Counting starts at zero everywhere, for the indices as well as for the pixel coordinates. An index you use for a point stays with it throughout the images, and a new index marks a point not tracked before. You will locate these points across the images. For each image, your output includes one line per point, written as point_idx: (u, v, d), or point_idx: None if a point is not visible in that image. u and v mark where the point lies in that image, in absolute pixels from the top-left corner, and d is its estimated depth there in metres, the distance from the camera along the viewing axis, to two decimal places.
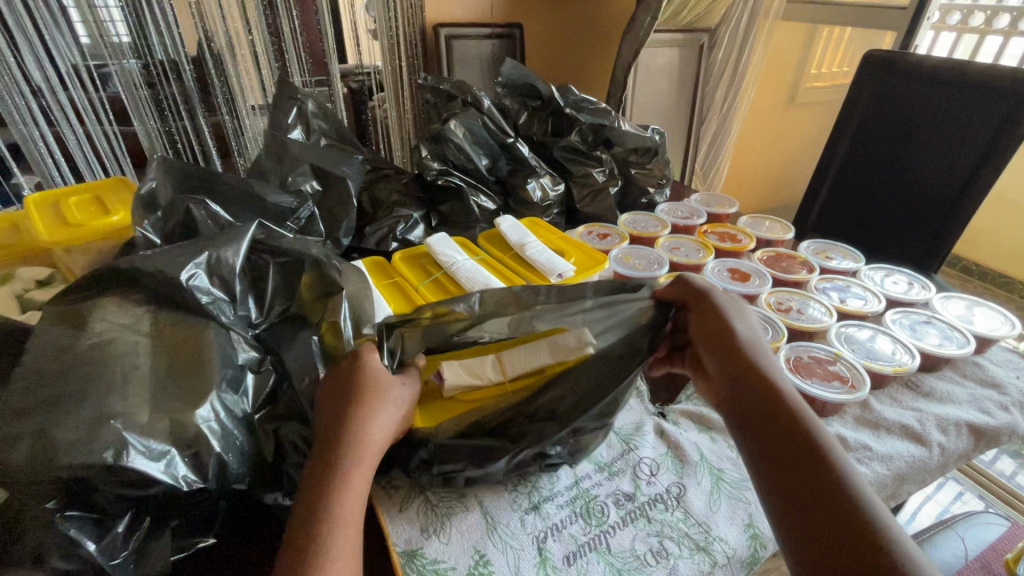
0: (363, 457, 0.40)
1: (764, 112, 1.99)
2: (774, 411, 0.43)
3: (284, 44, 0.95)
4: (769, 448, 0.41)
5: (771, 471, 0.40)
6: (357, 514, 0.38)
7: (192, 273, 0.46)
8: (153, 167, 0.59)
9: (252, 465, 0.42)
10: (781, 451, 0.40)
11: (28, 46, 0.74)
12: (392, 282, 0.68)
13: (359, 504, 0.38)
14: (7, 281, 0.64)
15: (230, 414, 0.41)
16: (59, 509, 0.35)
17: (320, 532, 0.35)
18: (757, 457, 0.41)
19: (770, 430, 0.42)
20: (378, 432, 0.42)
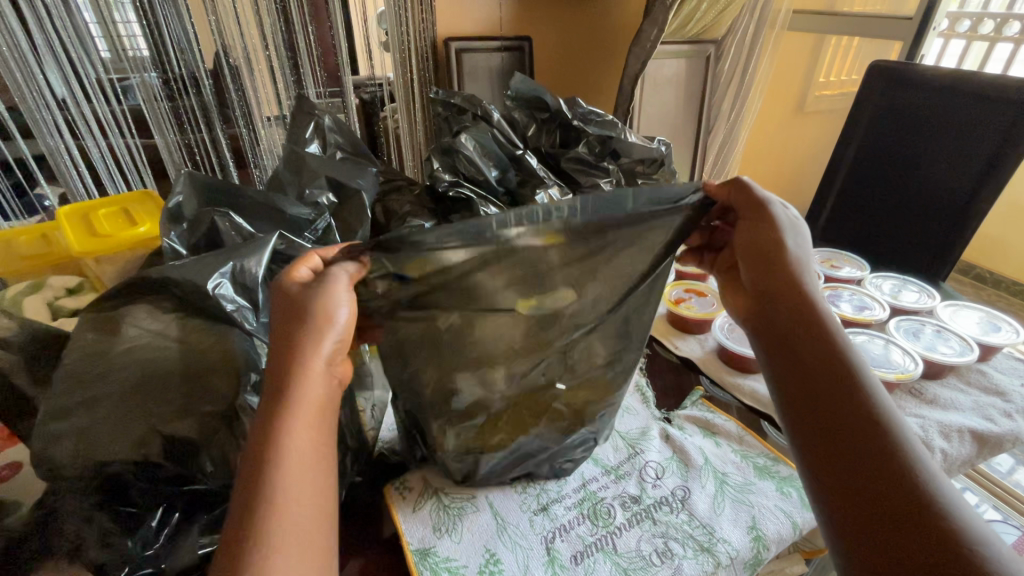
0: (299, 396, 0.37)
1: (772, 120, 2.00)
2: (814, 350, 0.45)
3: (300, 59, 0.98)
4: (808, 386, 0.43)
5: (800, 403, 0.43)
6: (301, 457, 0.36)
7: (218, 282, 0.45)
8: (180, 180, 0.62)
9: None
10: (821, 391, 0.43)
11: (55, 63, 0.79)
12: None
13: (305, 434, 0.36)
14: (38, 288, 0.67)
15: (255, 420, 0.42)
16: (98, 504, 0.38)
17: (266, 470, 0.34)
18: (799, 393, 0.43)
19: (814, 371, 0.44)
20: (315, 371, 0.39)
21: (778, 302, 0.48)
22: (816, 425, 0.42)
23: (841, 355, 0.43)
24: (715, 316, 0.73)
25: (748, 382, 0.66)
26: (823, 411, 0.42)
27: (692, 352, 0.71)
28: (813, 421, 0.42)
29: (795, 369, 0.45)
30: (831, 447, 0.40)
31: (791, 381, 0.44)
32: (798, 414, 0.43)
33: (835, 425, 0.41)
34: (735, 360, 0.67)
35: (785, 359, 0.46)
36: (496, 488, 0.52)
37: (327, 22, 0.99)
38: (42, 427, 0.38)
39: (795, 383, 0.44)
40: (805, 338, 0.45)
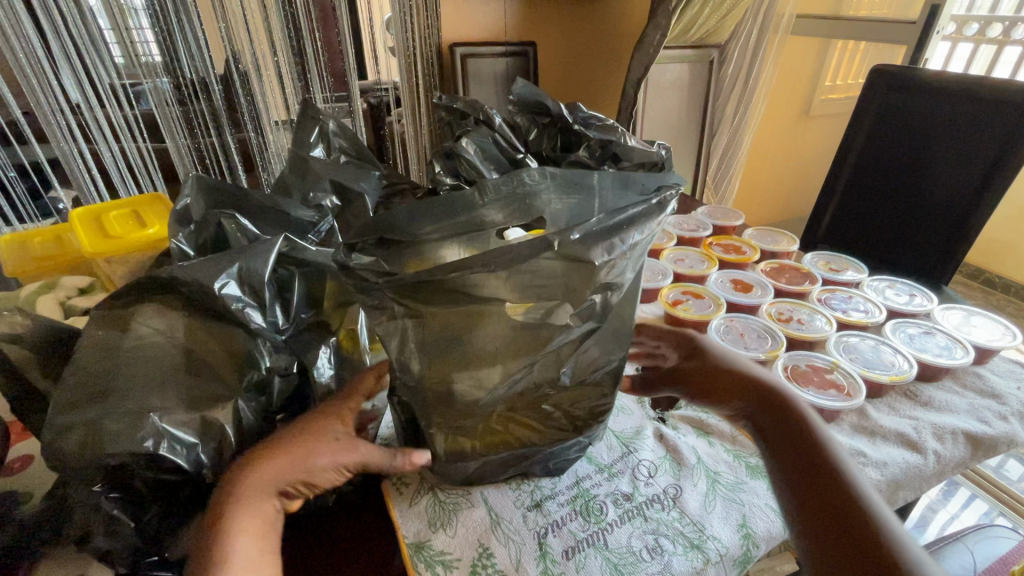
0: (271, 479, 0.42)
1: (778, 123, 2.00)
2: (801, 444, 0.47)
3: (307, 64, 1.00)
4: (817, 500, 0.43)
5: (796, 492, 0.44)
6: (253, 539, 0.39)
7: (225, 282, 0.46)
8: (188, 183, 0.63)
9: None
10: (828, 505, 0.42)
11: (70, 69, 0.81)
12: None
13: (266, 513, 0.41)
14: (52, 287, 0.70)
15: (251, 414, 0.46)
16: (103, 491, 0.39)
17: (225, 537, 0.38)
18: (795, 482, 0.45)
19: (814, 482, 0.44)
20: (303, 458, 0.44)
21: (770, 418, 0.49)
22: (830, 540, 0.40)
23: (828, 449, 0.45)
24: (712, 317, 0.74)
25: None
26: (820, 504, 0.42)
27: None
28: (827, 537, 0.41)
29: (803, 483, 0.44)
30: (848, 561, 0.39)
31: (801, 494, 0.44)
32: (814, 530, 0.42)
33: (853, 537, 0.40)
34: None
35: (789, 472, 0.46)
36: (491, 484, 0.53)
37: (334, 28, 1.01)
38: (53, 419, 0.40)
39: (804, 497, 0.44)
40: (802, 450, 0.46)
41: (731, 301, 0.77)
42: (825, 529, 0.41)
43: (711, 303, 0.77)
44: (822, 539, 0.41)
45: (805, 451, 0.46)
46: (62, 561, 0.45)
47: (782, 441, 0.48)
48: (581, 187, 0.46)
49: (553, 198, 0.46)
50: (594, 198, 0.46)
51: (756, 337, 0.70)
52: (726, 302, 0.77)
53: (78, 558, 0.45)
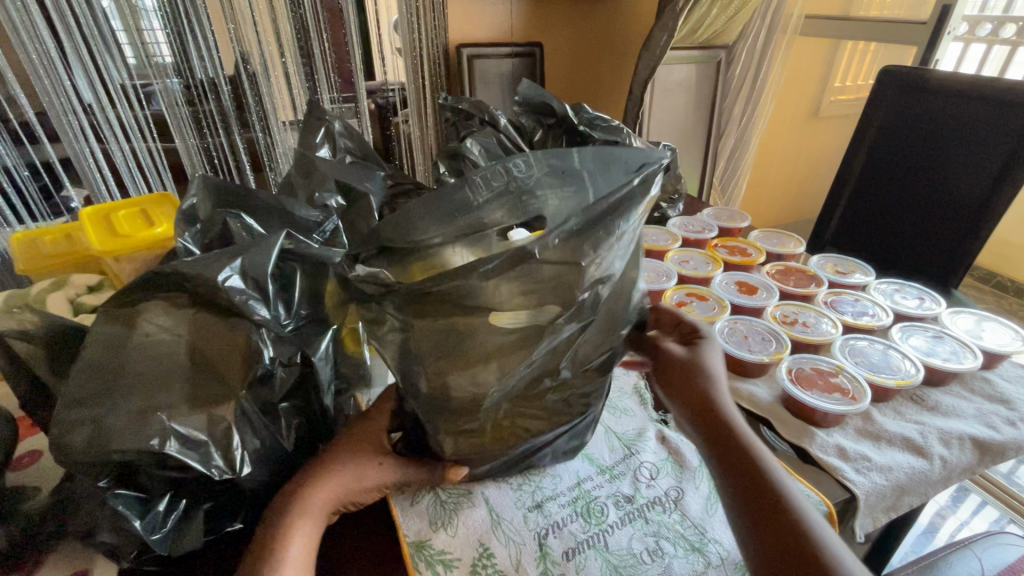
0: (324, 497, 0.45)
1: (786, 125, 1.99)
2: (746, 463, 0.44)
3: (315, 65, 1.01)
4: (746, 490, 0.42)
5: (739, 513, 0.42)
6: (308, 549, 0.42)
7: (229, 274, 0.46)
8: (194, 183, 0.64)
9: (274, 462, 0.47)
10: (755, 494, 0.42)
11: (82, 69, 0.82)
12: None
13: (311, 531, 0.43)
14: (61, 285, 0.71)
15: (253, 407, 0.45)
16: (110, 488, 0.40)
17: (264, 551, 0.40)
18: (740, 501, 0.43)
19: (742, 473, 0.44)
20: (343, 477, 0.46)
21: (699, 404, 0.48)
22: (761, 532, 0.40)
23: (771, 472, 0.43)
24: (716, 320, 0.73)
25: (747, 386, 0.66)
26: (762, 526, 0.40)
27: None
28: (758, 530, 0.40)
29: (731, 471, 0.44)
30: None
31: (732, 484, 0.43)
32: (748, 522, 0.41)
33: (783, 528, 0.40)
34: (734, 365, 0.68)
35: (719, 461, 0.45)
36: (492, 484, 0.53)
37: (341, 30, 1.01)
38: (62, 414, 0.41)
39: (734, 487, 0.43)
40: (727, 440, 0.46)
41: (735, 303, 0.77)
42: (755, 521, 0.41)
43: (716, 305, 0.77)
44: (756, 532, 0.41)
45: (731, 440, 0.45)
46: (69, 554, 0.46)
47: (710, 431, 0.47)
48: (572, 177, 0.44)
49: (549, 192, 0.44)
50: (586, 189, 0.43)
51: (760, 339, 0.70)
52: (730, 304, 0.77)
53: (86, 551, 0.46)
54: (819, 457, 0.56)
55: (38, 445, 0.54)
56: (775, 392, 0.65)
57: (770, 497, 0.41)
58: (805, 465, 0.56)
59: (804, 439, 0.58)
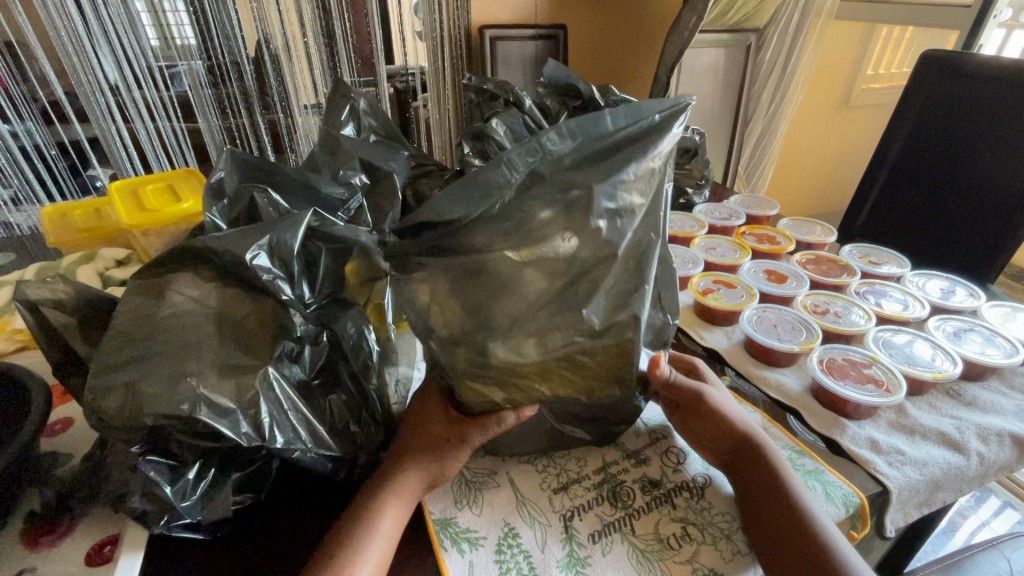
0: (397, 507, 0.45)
1: (814, 113, 1.93)
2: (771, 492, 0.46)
3: (336, 45, 1.00)
4: (763, 509, 0.46)
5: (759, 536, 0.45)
6: (391, 532, 0.44)
7: (256, 253, 0.47)
8: (222, 158, 0.64)
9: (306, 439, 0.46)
10: (776, 514, 0.45)
11: (108, 49, 0.83)
12: None
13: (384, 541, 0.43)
14: (91, 259, 0.73)
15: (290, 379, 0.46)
16: (142, 453, 0.40)
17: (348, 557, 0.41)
18: (761, 524, 0.45)
19: (767, 494, 0.46)
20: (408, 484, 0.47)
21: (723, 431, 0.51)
22: (776, 549, 0.43)
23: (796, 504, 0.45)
24: (744, 308, 0.72)
25: (775, 375, 0.64)
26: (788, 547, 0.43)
27: (718, 343, 0.70)
28: (771, 549, 0.44)
29: (755, 492, 0.47)
30: None
31: (754, 503, 0.46)
32: (768, 541, 0.44)
33: (800, 548, 0.43)
34: (762, 354, 0.66)
35: (743, 481, 0.48)
36: (517, 464, 0.53)
37: (363, 10, 0.99)
38: (96, 379, 0.41)
39: (754, 506, 0.46)
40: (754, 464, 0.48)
41: (764, 291, 0.75)
42: (772, 538, 0.44)
43: (743, 293, 0.75)
44: (771, 549, 0.44)
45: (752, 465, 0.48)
46: (98, 520, 0.46)
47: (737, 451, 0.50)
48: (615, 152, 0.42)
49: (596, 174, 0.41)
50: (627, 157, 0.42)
51: (790, 328, 0.68)
52: (759, 292, 0.75)
53: (116, 517, 0.46)
54: (849, 449, 0.55)
55: (70, 413, 0.57)
56: (804, 382, 0.64)
57: (785, 515, 0.44)
58: (836, 457, 0.55)
59: (834, 430, 0.57)
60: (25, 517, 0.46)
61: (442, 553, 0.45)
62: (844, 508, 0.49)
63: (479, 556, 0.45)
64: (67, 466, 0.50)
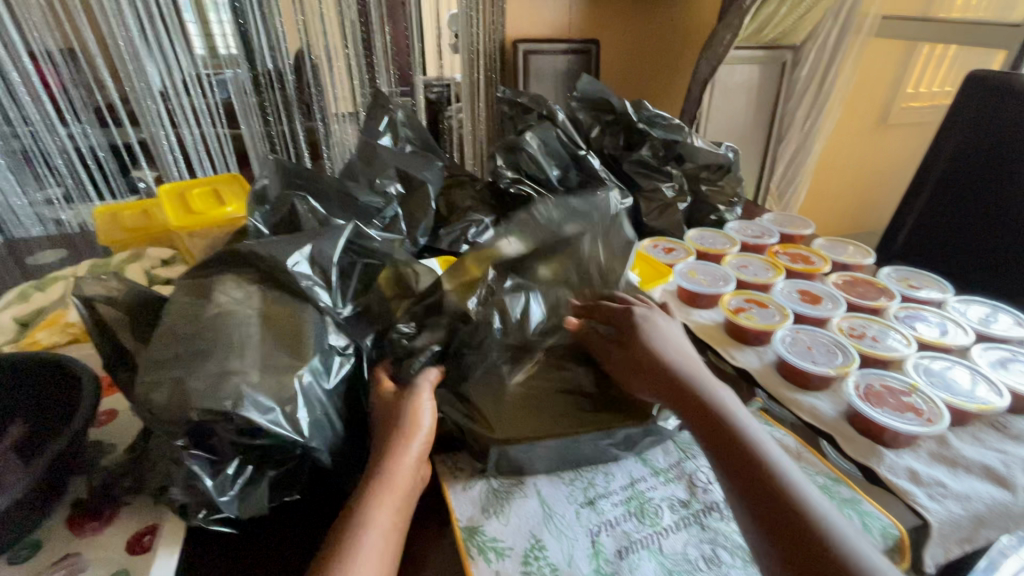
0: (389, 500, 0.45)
1: (851, 131, 1.89)
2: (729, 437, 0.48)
3: (375, 58, 1.03)
4: (743, 485, 0.45)
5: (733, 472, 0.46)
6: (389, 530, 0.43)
7: (297, 260, 0.52)
8: (267, 166, 0.67)
9: (333, 446, 0.47)
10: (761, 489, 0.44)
11: (156, 56, 0.89)
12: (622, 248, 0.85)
13: (380, 534, 0.43)
14: (139, 258, 0.78)
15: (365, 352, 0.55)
16: (186, 447, 0.41)
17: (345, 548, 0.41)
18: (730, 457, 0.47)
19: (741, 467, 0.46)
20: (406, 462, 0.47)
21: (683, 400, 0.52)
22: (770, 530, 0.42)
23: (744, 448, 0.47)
24: (777, 328, 0.70)
25: (808, 399, 0.63)
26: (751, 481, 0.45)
27: (749, 363, 0.69)
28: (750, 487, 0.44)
29: (730, 468, 0.46)
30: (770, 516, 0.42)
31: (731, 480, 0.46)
32: (756, 523, 0.43)
33: (790, 520, 0.41)
34: (796, 376, 0.65)
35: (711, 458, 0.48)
36: (544, 475, 0.53)
37: (402, 22, 1.03)
38: (146, 374, 0.42)
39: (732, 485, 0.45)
40: (716, 430, 0.49)
41: (798, 311, 0.74)
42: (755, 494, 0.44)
43: (776, 312, 0.74)
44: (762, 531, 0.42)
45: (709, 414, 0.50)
46: (139, 509, 0.48)
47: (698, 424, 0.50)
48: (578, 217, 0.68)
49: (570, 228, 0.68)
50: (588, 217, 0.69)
51: (824, 351, 0.66)
52: (792, 313, 0.74)
53: (154, 508, 0.48)
54: (888, 479, 0.53)
55: (114, 405, 0.59)
56: (839, 408, 0.62)
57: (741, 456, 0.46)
58: (872, 486, 0.53)
59: (871, 459, 0.55)
60: (71, 503, 0.48)
61: (469, 561, 0.45)
62: (882, 540, 0.47)
63: (505, 566, 0.45)
64: (111, 455, 0.53)
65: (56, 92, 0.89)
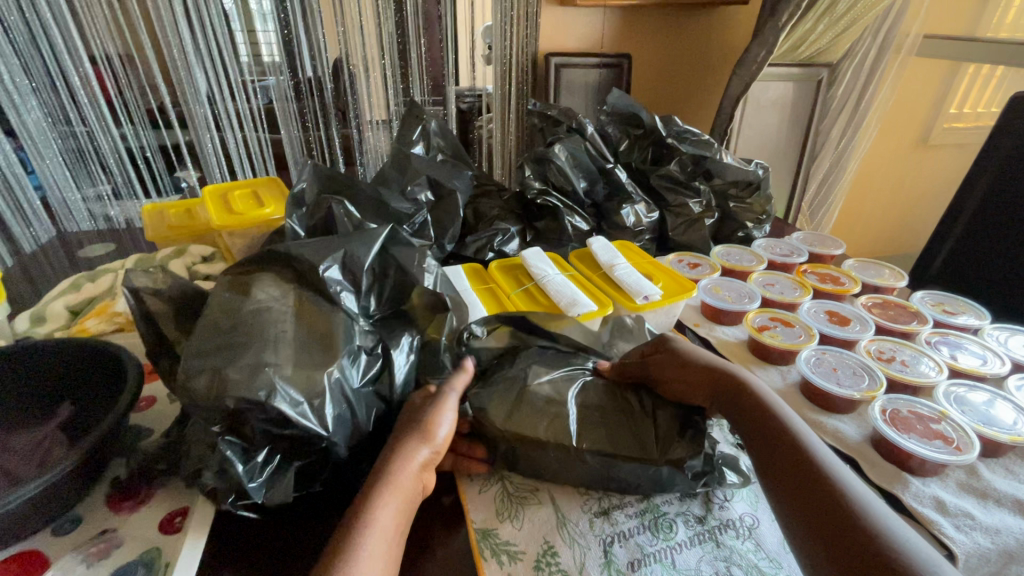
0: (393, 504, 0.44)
1: (889, 150, 1.85)
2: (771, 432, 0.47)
3: (409, 68, 1.07)
4: (790, 492, 0.43)
5: (776, 470, 0.45)
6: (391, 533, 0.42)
7: (330, 264, 0.54)
8: (306, 171, 0.70)
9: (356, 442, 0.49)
10: (811, 503, 0.41)
11: (200, 63, 0.93)
12: (646, 261, 0.84)
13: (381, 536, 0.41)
14: (181, 254, 0.82)
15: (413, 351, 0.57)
16: (221, 434, 0.43)
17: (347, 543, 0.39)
18: (771, 455, 0.46)
19: (787, 475, 0.44)
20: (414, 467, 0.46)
21: (740, 419, 0.50)
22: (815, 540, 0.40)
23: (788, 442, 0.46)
24: (801, 348, 0.70)
25: (832, 422, 0.62)
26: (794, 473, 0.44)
27: (771, 382, 0.68)
28: (793, 482, 0.43)
29: (770, 468, 0.45)
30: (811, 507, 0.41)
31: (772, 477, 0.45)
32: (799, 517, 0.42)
33: (830, 509, 0.40)
34: (819, 399, 0.64)
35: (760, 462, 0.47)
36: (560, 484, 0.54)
37: (438, 34, 1.06)
38: (188, 363, 0.45)
39: (780, 496, 0.44)
40: (762, 429, 0.48)
41: (824, 332, 0.73)
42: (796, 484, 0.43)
43: (802, 333, 0.73)
44: (804, 533, 0.41)
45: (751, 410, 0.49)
46: (172, 492, 0.51)
47: (752, 436, 0.48)
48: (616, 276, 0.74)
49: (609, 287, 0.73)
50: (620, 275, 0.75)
51: (850, 373, 0.65)
52: (818, 334, 0.73)
53: (186, 491, 0.51)
54: (913, 506, 0.52)
55: (154, 392, 0.62)
56: (864, 432, 0.61)
57: (784, 451, 0.45)
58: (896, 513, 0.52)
59: (896, 486, 0.54)
60: (112, 483, 0.51)
61: (483, 562, 0.46)
62: None
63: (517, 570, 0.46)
64: (150, 439, 0.56)
65: (112, 94, 0.94)
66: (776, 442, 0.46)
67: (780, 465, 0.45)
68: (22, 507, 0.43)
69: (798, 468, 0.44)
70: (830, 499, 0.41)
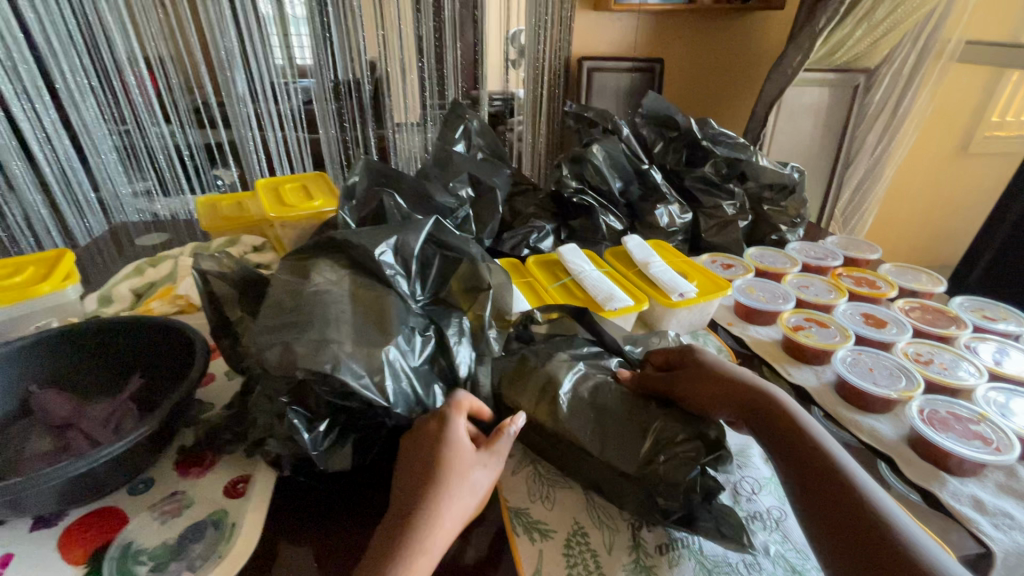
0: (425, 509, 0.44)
1: (926, 158, 1.81)
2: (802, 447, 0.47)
3: (445, 71, 1.10)
4: (822, 508, 0.43)
5: (806, 484, 0.45)
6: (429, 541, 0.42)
7: (383, 249, 0.57)
8: (359, 166, 0.73)
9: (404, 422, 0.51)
10: (842, 520, 0.41)
11: (243, 62, 0.99)
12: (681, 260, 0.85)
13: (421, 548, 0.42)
14: (234, 243, 0.87)
15: (464, 335, 0.59)
16: (289, 403, 0.47)
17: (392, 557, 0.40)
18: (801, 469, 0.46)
19: (818, 487, 0.44)
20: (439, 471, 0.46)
21: (767, 434, 0.50)
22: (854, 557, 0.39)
23: (818, 457, 0.46)
24: (838, 347, 0.70)
25: (867, 420, 0.63)
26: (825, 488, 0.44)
27: (807, 381, 0.69)
28: (824, 496, 0.43)
29: (801, 479, 0.45)
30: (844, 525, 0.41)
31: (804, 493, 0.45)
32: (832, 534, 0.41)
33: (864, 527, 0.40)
34: (855, 398, 0.64)
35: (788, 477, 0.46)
36: None
37: (475, 38, 1.09)
38: (259, 337, 0.48)
39: (811, 509, 0.43)
40: (792, 443, 0.47)
41: (860, 333, 0.73)
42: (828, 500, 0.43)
43: (837, 333, 0.73)
44: (840, 551, 0.40)
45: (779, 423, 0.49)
46: (234, 460, 0.54)
47: (782, 450, 0.48)
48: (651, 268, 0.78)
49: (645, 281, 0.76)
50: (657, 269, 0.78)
51: (887, 374, 0.65)
52: (854, 334, 0.73)
53: (247, 460, 0.54)
54: (950, 504, 0.52)
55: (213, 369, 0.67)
56: (900, 431, 0.61)
57: (813, 466, 0.45)
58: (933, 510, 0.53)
59: (933, 484, 0.54)
60: (179, 450, 0.55)
61: (515, 538, 0.49)
62: None
63: (549, 547, 0.48)
64: (212, 412, 0.60)
65: (160, 93, 1.00)
66: (805, 457, 0.46)
67: (812, 478, 0.45)
68: (108, 464, 0.47)
69: (829, 482, 0.44)
70: (866, 516, 0.41)
